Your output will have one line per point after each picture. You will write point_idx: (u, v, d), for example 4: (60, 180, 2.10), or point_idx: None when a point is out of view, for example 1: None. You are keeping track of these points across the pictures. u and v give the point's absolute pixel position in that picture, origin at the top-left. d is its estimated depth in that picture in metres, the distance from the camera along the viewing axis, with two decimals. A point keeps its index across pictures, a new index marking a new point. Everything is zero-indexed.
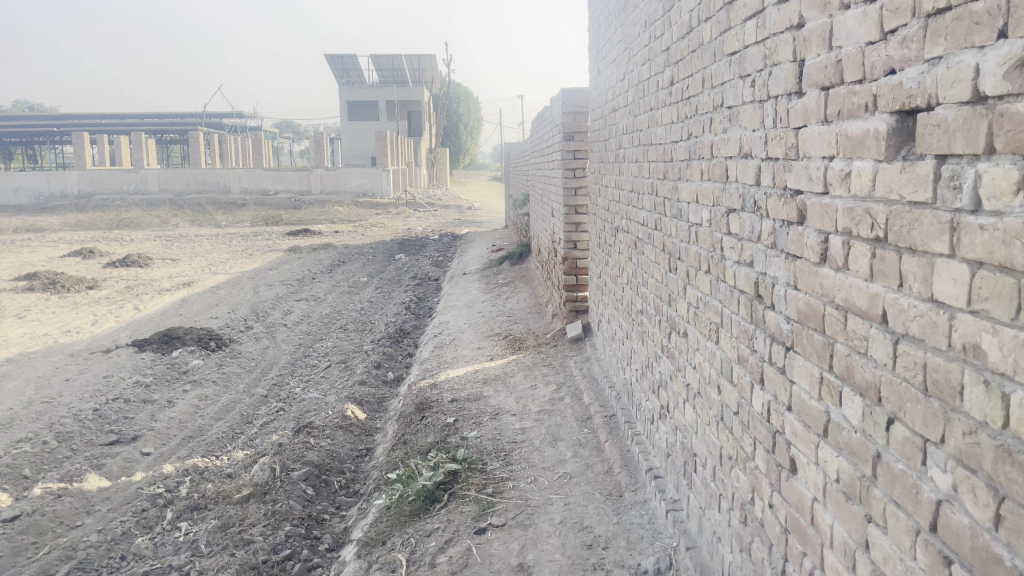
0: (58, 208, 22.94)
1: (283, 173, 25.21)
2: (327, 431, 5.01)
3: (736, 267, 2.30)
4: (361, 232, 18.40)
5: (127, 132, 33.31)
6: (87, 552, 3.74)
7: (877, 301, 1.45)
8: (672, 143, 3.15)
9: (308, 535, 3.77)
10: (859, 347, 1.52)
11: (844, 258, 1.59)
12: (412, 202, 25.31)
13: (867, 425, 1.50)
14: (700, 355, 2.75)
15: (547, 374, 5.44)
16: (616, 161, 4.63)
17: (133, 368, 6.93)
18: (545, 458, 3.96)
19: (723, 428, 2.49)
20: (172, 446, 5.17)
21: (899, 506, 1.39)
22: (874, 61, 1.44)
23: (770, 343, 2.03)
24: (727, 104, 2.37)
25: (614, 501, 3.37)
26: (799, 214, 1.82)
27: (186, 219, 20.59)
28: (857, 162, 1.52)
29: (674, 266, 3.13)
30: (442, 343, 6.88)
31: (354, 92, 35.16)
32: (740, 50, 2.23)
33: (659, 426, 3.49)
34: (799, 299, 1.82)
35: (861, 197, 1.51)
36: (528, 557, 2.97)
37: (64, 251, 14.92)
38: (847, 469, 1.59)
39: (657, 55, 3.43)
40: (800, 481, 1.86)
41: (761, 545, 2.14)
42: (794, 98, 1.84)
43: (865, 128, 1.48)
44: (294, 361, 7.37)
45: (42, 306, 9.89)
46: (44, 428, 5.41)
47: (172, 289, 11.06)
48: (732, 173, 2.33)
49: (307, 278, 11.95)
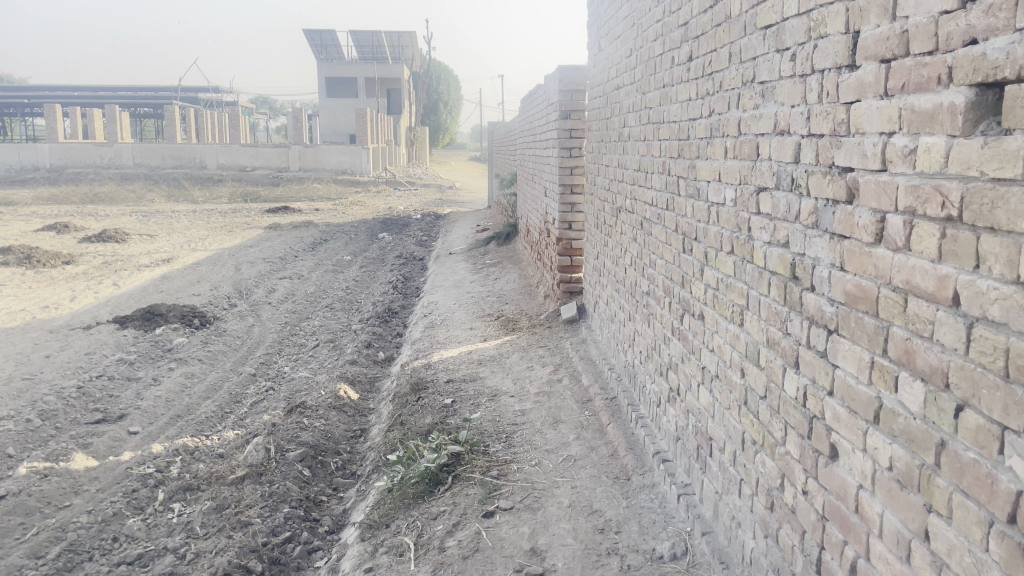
0: (29, 181, 22.45)
1: (261, 150, 24.82)
2: (320, 411, 4.93)
3: (767, 248, 2.25)
4: (340, 210, 18.16)
5: (99, 104, 32.70)
6: (78, 534, 3.63)
7: (947, 283, 1.39)
8: (689, 121, 3.08)
9: (308, 517, 3.69)
10: (922, 330, 1.47)
11: (905, 238, 1.52)
12: (393, 181, 25.04)
13: (930, 412, 1.44)
14: (719, 337, 2.70)
15: (543, 355, 5.38)
16: (620, 140, 4.55)
17: (116, 345, 6.77)
18: (547, 440, 3.90)
19: (747, 413, 2.44)
20: (160, 425, 5.05)
21: (967, 496, 1.34)
22: (951, 30, 1.38)
23: (807, 326, 1.98)
24: (760, 79, 2.30)
25: (622, 484, 3.32)
26: (849, 192, 1.76)
27: (161, 194, 20.20)
28: (927, 138, 1.46)
29: (690, 247, 3.07)
30: (433, 323, 6.79)
31: (331, 68, 34.62)
32: (779, 23, 2.16)
33: (666, 410, 3.43)
34: (846, 281, 1.76)
35: (930, 174, 1.45)
36: (540, 541, 2.92)
37: (39, 224, 14.62)
38: (902, 456, 1.54)
39: (672, 30, 3.36)
40: (842, 467, 1.81)
41: (791, 532, 2.10)
42: (845, 72, 1.78)
43: (937, 102, 1.43)
44: (280, 339, 7.25)
45: (17, 281, 9.67)
46: (26, 406, 5.27)
47: (150, 265, 10.85)
48: (765, 151, 2.27)
49: (289, 256, 11.77)
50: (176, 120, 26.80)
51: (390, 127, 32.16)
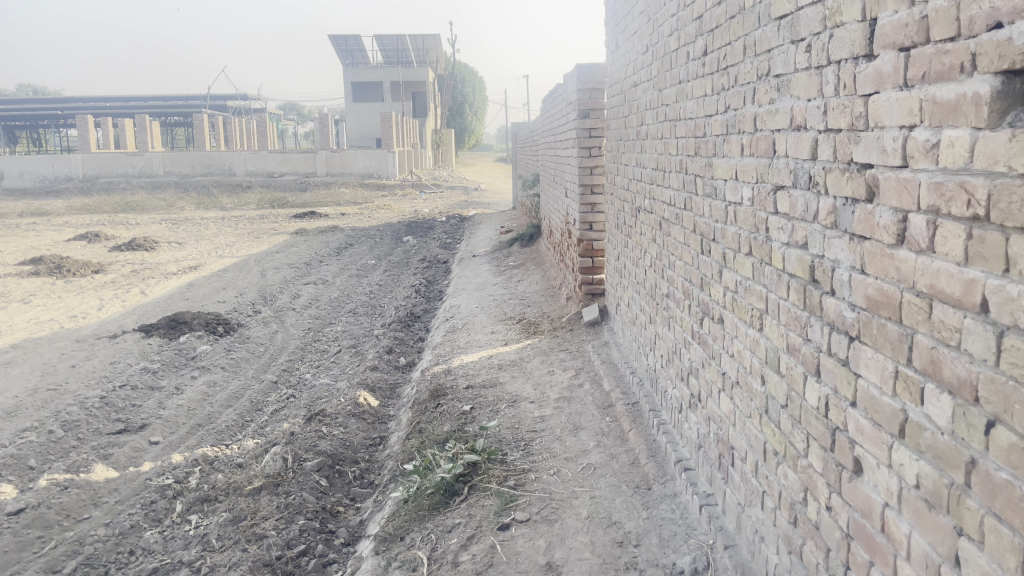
0: (63, 191, 22.81)
1: (289, 156, 24.98)
2: (339, 418, 4.89)
3: (786, 249, 2.14)
4: (367, 215, 18.16)
5: (131, 114, 33.19)
6: (95, 548, 3.61)
7: (974, 288, 1.28)
8: (705, 118, 2.98)
9: (323, 530, 3.64)
10: (949, 339, 1.36)
11: (928, 239, 1.42)
12: (418, 183, 25.01)
13: (958, 428, 1.34)
14: (739, 342, 2.59)
15: (565, 359, 5.28)
16: (638, 138, 4.44)
17: (140, 354, 6.80)
18: (566, 447, 3.81)
19: (768, 422, 2.33)
20: (181, 434, 5.04)
21: (1000, 520, 1.23)
22: (974, 14, 1.27)
23: (828, 332, 1.87)
24: (775, 72, 2.20)
25: (642, 494, 3.22)
26: (869, 190, 1.65)
27: (190, 201, 20.38)
28: (950, 130, 1.35)
29: (708, 248, 2.97)
30: (454, 327, 6.72)
31: (357, 72, 34.79)
32: (793, 12, 2.05)
33: (688, 416, 3.32)
34: (868, 286, 1.65)
35: (954, 170, 1.35)
36: (556, 555, 2.83)
37: (71, 234, 14.83)
38: (930, 474, 1.43)
39: (686, 25, 3.25)
40: (866, 484, 1.70)
41: (816, 550, 1.99)
42: (863, 62, 1.67)
43: (960, 92, 1.32)
44: (303, 346, 7.23)
45: (47, 291, 9.79)
46: (50, 417, 5.30)
47: (178, 272, 10.91)
48: (782, 147, 2.16)
49: (314, 261, 11.78)
50: (205, 129, 27.07)
51: (414, 130, 32.18)
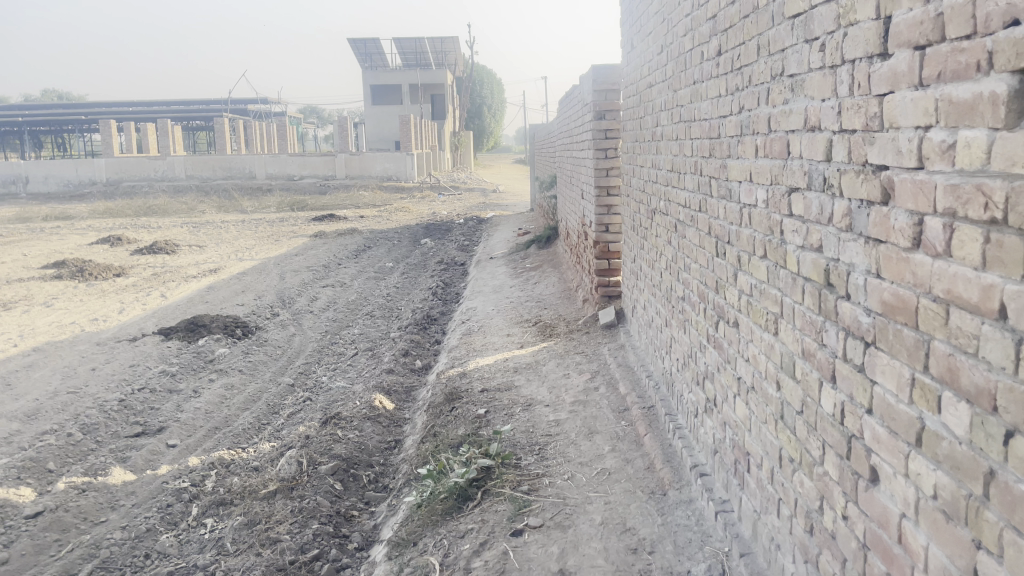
0: (87, 195, 23.08)
1: (308, 159, 25.09)
2: (354, 422, 4.88)
3: (800, 252, 2.10)
4: (385, 217, 18.20)
5: (153, 118, 33.51)
6: (111, 551, 3.63)
7: (992, 294, 1.24)
8: (720, 118, 2.94)
9: (337, 534, 3.63)
10: (967, 345, 1.32)
11: (945, 242, 1.38)
12: (436, 185, 25.03)
13: (977, 437, 1.29)
14: (754, 347, 2.55)
15: (580, 362, 5.24)
16: (653, 140, 4.40)
17: (159, 358, 6.84)
18: (581, 452, 3.78)
19: (784, 428, 2.29)
20: (197, 437, 5.06)
21: (1019, 533, 1.19)
22: (990, 11, 1.23)
23: (843, 337, 1.83)
24: (789, 72, 2.16)
25: (657, 500, 3.19)
26: (884, 192, 1.61)
27: (211, 205, 20.53)
28: (966, 130, 1.31)
29: (723, 251, 2.92)
30: (470, 330, 6.71)
31: (376, 75, 34.91)
32: (806, 11, 2.02)
33: (703, 420, 3.28)
34: (884, 290, 1.61)
35: (970, 172, 1.31)
36: (569, 562, 2.80)
37: (94, 238, 14.98)
38: (948, 485, 1.39)
39: (700, 25, 3.21)
40: (883, 493, 1.66)
41: (832, 559, 1.95)
42: (877, 61, 1.63)
43: (976, 91, 1.28)
44: (320, 349, 7.24)
45: (69, 294, 9.88)
46: (69, 420, 5.34)
47: (198, 275, 10.99)
48: (796, 149, 2.12)
49: (332, 264, 11.81)
50: (226, 133, 27.26)
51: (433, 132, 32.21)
